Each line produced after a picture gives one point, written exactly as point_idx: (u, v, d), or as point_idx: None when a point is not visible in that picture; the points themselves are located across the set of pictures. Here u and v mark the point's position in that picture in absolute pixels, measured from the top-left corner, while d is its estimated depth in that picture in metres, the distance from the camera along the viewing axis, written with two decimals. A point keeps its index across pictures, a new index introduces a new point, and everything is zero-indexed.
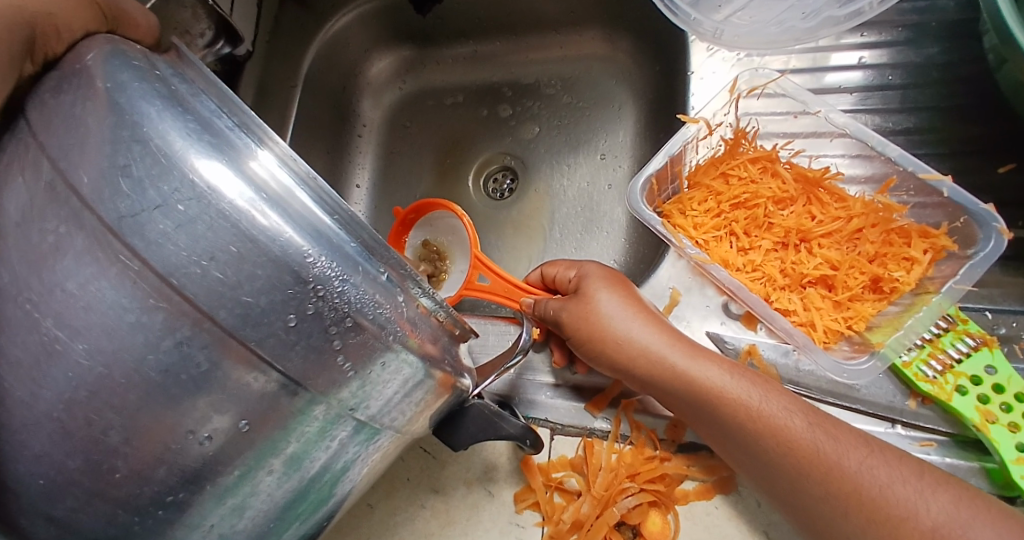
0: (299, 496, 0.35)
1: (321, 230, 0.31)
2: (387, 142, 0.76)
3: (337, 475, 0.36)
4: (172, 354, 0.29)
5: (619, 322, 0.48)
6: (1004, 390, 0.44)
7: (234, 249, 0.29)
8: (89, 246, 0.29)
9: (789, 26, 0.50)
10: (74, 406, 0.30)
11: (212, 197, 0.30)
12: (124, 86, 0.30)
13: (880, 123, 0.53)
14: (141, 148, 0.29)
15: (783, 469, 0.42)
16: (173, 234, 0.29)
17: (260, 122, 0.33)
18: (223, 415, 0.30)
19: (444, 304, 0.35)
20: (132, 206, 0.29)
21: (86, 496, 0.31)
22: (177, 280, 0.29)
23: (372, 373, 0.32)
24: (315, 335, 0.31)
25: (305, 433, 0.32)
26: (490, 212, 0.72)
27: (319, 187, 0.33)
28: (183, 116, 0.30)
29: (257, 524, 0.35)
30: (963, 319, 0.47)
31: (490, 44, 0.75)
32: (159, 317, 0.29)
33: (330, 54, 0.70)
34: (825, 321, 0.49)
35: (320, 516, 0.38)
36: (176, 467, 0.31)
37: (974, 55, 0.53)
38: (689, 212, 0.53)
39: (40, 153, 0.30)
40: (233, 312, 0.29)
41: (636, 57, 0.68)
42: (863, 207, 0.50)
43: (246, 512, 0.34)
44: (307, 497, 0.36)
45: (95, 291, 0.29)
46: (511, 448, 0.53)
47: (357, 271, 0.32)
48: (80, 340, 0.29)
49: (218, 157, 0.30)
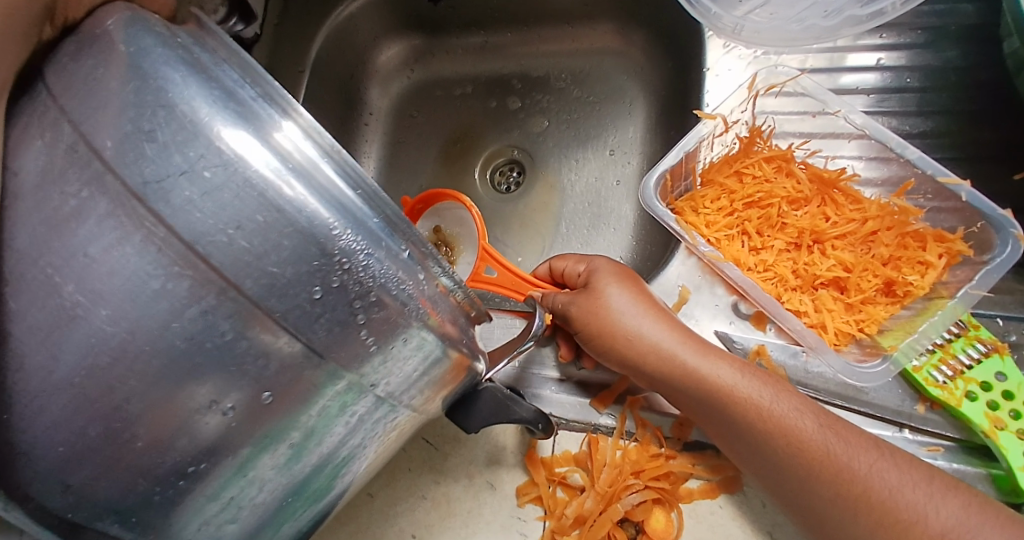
0: (303, 483, 0.34)
1: (345, 203, 0.30)
2: (394, 131, 0.76)
3: (338, 467, 0.35)
4: (197, 323, 0.28)
5: (629, 317, 0.47)
6: (1014, 397, 0.45)
7: (261, 219, 0.28)
8: (113, 209, 0.27)
9: (809, 24, 0.51)
10: (95, 372, 0.28)
11: (238, 164, 0.29)
12: (147, 51, 0.30)
13: (896, 125, 0.53)
14: (167, 113, 0.28)
15: (793, 472, 0.42)
16: (198, 201, 0.28)
17: (284, 92, 0.31)
18: (243, 388, 0.29)
19: (462, 284, 0.35)
20: (156, 172, 0.27)
21: (102, 468, 0.29)
22: (202, 248, 0.27)
23: (394, 349, 0.32)
24: (339, 308, 0.30)
25: (326, 408, 0.31)
26: (496, 206, 0.72)
27: (343, 160, 0.31)
28: (208, 83, 0.30)
29: (261, 509, 0.33)
30: (975, 325, 0.48)
31: (500, 35, 0.75)
32: (185, 285, 0.27)
33: (341, 37, 0.69)
34: (836, 323, 0.49)
35: (317, 511, 0.37)
36: (196, 439, 0.29)
37: (992, 60, 0.54)
38: (701, 210, 0.54)
39: (60, 115, 0.29)
40: (260, 282, 0.28)
41: (650, 53, 0.68)
42: (878, 209, 0.51)
43: (249, 497, 0.32)
44: (307, 489, 0.35)
45: (118, 257, 0.27)
46: (517, 434, 0.53)
47: (379, 246, 0.31)
48: (103, 306, 0.27)
49: (243, 126, 0.29)
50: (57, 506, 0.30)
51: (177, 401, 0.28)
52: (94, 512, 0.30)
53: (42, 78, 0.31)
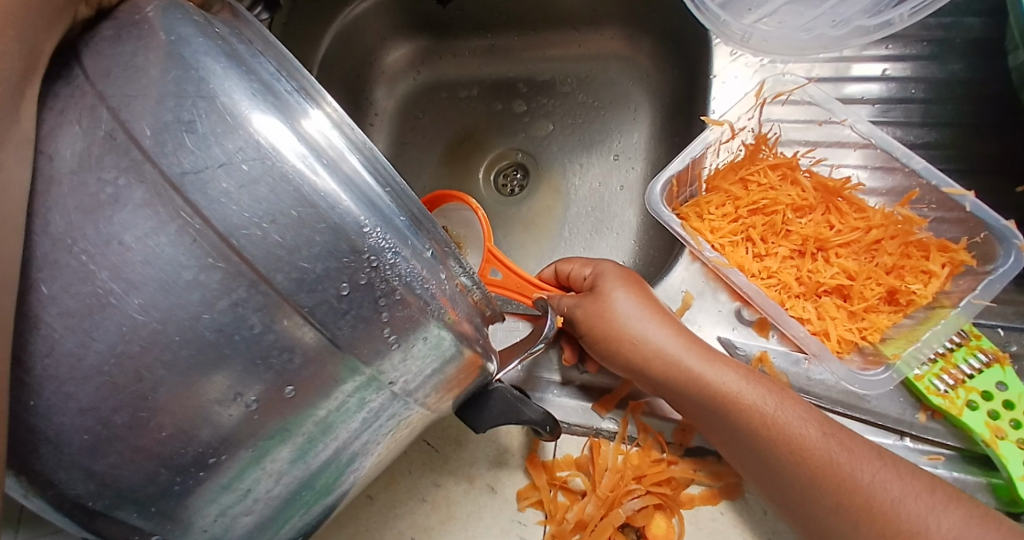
0: (309, 480, 0.34)
1: (374, 200, 0.30)
2: (399, 131, 0.76)
3: (342, 467, 0.35)
4: (226, 315, 0.28)
5: (635, 321, 0.47)
6: (1014, 407, 0.45)
7: (295, 213, 0.28)
8: (149, 199, 0.27)
9: (818, 33, 0.51)
10: (126, 360, 0.27)
11: (274, 158, 0.28)
12: (188, 40, 0.29)
13: (901, 135, 0.54)
14: (207, 104, 0.28)
15: (797, 480, 0.42)
16: (235, 194, 0.28)
17: (320, 87, 0.32)
18: (258, 381, 0.29)
19: (478, 284, 0.35)
20: (195, 163, 0.27)
21: (129, 453, 0.29)
22: (236, 240, 0.27)
23: (414, 347, 0.31)
24: (365, 304, 0.30)
25: (342, 402, 0.31)
26: (499, 208, 0.72)
27: (373, 157, 0.32)
28: (246, 75, 0.30)
29: (269, 506, 0.33)
30: (976, 335, 0.48)
31: (506, 38, 0.75)
32: (217, 277, 0.27)
33: (348, 37, 0.70)
34: (839, 331, 0.49)
35: (319, 512, 0.37)
36: (216, 427, 0.29)
37: (997, 75, 0.54)
38: (707, 216, 0.54)
39: (97, 101, 0.28)
40: (290, 276, 0.28)
41: (656, 59, 0.69)
42: (882, 218, 0.51)
43: (253, 496, 0.32)
44: (312, 487, 0.34)
45: (153, 246, 0.27)
46: (521, 435, 0.53)
47: (406, 245, 0.31)
48: (137, 295, 0.27)
49: (280, 119, 0.29)
50: (82, 493, 0.29)
51: (199, 390, 0.28)
52: (115, 500, 0.30)
53: (76, 62, 0.30)
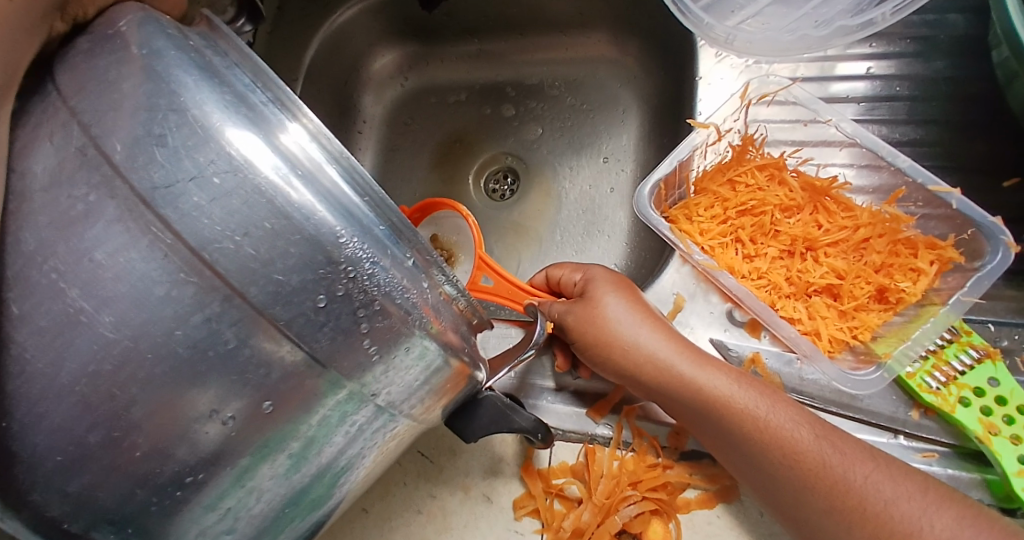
0: (300, 493, 0.34)
1: (351, 210, 0.30)
2: (387, 138, 0.76)
3: (339, 473, 0.34)
4: (200, 331, 0.27)
5: (626, 326, 0.47)
6: (1006, 402, 0.45)
7: (269, 225, 0.28)
8: (120, 215, 0.27)
9: (802, 34, 0.51)
10: (98, 379, 0.27)
11: (247, 170, 0.28)
12: (161, 53, 0.29)
13: (887, 133, 0.54)
14: (178, 117, 0.28)
15: (790, 483, 0.41)
16: (207, 207, 0.27)
17: (295, 97, 0.31)
18: (242, 397, 0.28)
19: (464, 293, 0.35)
20: (166, 177, 0.27)
21: (105, 472, 0.28)
22: (208, 255, 0.27)
23: (395, 358, 0.31)
24: (344, 317, 0.29)
25: (326, 417, 0.31)
26: (489, 213, 0.72)
27: (351, 165, 0.31)
28: (219, 87, 0.29)
29: (259, 519, 0.33)
30: (966, 330, 0.48)
31: (494, 42, 0.75)
32: (189, 291, 0.27)
33: (335, 45, 0.69)
34: (830, 330, 0.49)
35: (315, 518, 0.37)
36: (196, 448, 0.29)
37: (982, 72, 0.54)
38: (695, 218, 0.54)
39: (69, 117, 0.28)
40: (265, 289, 0.28)
41: (644, 61, 0.69)
42: (869, 217, 0.51)
43: (245, 510, 0.32)
44: (304, 498, 0.34)
45: (124, 262, 0.27)
46: (515, 443, 0.53)
47: (386, 254, 0.30)
48: (108, 312, 0.27)
49: (254, 131, 0.29)
50: (55, 514, 0.29)
51: (181, 406, 0.28)
52: (94, 519, 0.29)
53: (48, 77, 0.30)
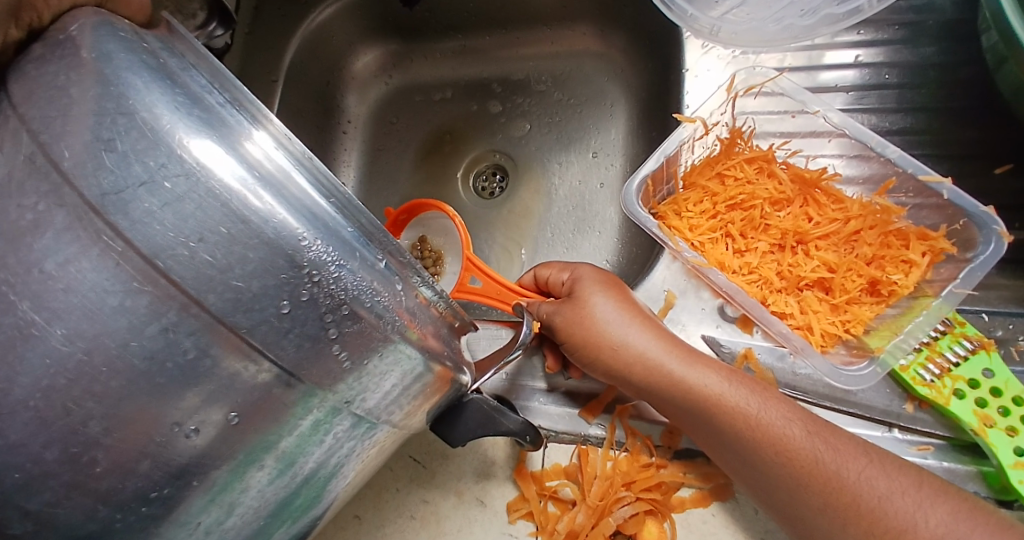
0: (290, 497, 0.35)
1: (317, 213, 0.31)
2: (373, 138, 0.75)
3: (326, 479, 0.36)
4: (158, 341, 0.28)
5: (613, 326, 0.46)
6: (1001, 394, 0.44)
7: (224, 230, 0.29)
8: (69, 223, 0.28)
9: (787, 23, 0.51)
10: (51, 394, 0.28)
11: (201, 174, 0.29)
12: (110, 56, 0.30)
13: (876, 122, 0.54)
14: (126, 121, 0.29)
15: (781, 481, 0.41)
16: (158, 212, 0.28)
17: (253, 100, 0.33)
18: (214, 407, 0.30)
19: (443, 296, 0.36)
20: (115, 183, 0.28)
21: (64, 490, 0.30)
22: (163, 262, 0.28)
23: (369, 365, 0.32)
24: (310, 322, 0.30)
25: (300, 428, 0.32)
26: (479, 211, 0.71)
27: (315, 168, 0.33)
28: (172, 89, 0.30)
29: (247, 522, 0.34)
30: (960, 321, 0.47)
31: (479, 38, 0.74)
32: (144, 301, 0.28)
33: (315, 46, 0.68)
34: (822, 324, 0.48)
35: (305, 523, 0.38)
36: (161, 461, 0.30)
37: (971, 57, 0.53)
38: (685, 213, 0.53)
39: (19, 124, 0.29)
40: (224, 296, 0.28)
41: (630, 54, 0.68)
42: (860, 208, 0.50)
43: (236, 510, 0.33)
44: (293, 503, 0.36)
45: (75, 271, 0.28)
46: (507, 446, 0.52)
47: (354, 257, 0.31)
48: (60, 325, 0.28)
49: (208, 134, 0.30)
50: (18, 532, 0.31)
51: (150, 412, 0.29)
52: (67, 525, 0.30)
53: (4, 87, 0.31)
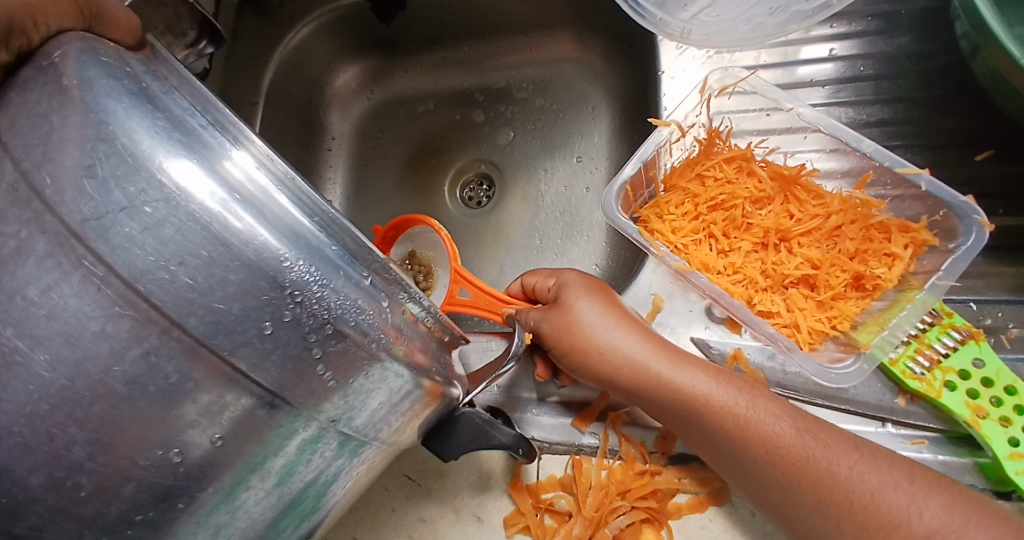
0: (282, 515, 0.35)
1: (300, 232, 0.31)
2: (358, 153, 0.75)
3: (319, 495, 0.36)
4: (139, 365, 0.28)
5: (600, 331, 0.46)
6: (993, 384, 0.44)
7: (205, 253, 0.29)
8: (52, 250, 0.28)
9: (757, 22, 0.51)
10: (36, 419, 0.29)
11: (180, 198, 0.29)
12: (91, 82, 0.30)
13: (853, 116, 0.54)
14: (107, 146, 0.29)
15: (774, 480, 0.41)
16: (139, 237, 0.28)
17: (236, 120, 0.33)
18: (196, 429, 0.30)
19: (433, 311, 0.36)
20: (96, 209, 0.28)
21: (50, 512, 0.30)
22: (143, 286, 0.28)
23: (355, 383, 0.32)
24: (293, 343, 0.30)
25: (288, 449, 0.32)
26: (466, 222, 0.72)
27: (298, 188, 0.33)
28: (153, 113, 0.30)
29: None
30: (948, 312, 0.47)
31: (459, 49, 0.74)
32: (125, 325, 0.28)
33: (294, 65, 0.69)
34: (809, 321, 0.48)
35: None
36: (145, 484, 0.30)
37: (946, 44, 0.54)
38: (667, 217, 0.53)
39: (3, 152, 0.30)
40: (204, 319, 0.29)
41: (609, 58, 0.68)
42: (841, 203, 0.50)
43: (226, 531, 0.33)
44: (290, 515, 0.35)
45: (58, 298, 0.28)
46: (503, 459, 0.52)
47: (338, 274, 0.31)
48: (42, 351, 0.28)
49: (188, 157, 0.30)
50: None
51: (133, 432, 0.29)
52: None
53: None
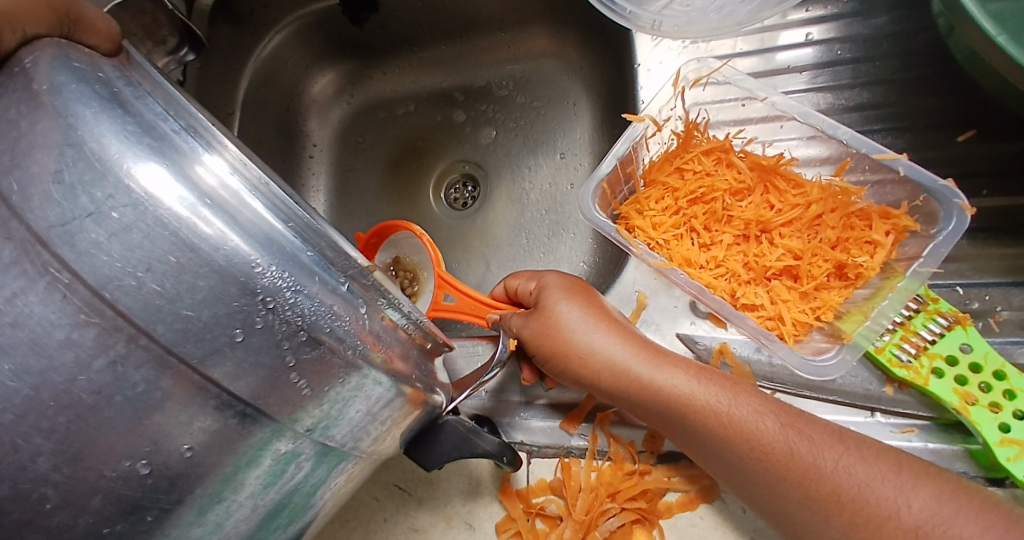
0: (261, 527, 0.34)
1: (273, 237, 0.30)
2: (340, 159, 0.75)
3: (300, 505, 0.35)
4: (105, 375, 0.28)
5: (581, 333, 0.46)
6: (981, 369, 0.44)
7: (174, 259, 0.28)
8: (17, 257, 0.27)
9: (729, 11, 0.51)
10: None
11: (149, 204, 0.28)
12: (60, 87, 0.29)
13: (832, 101, 0.54)
14: (74, 151, 0.28)
15: (760, 478, 0.40)
16: (106, 243, 0.27)
17: (209, 125, 0.32)
18: (166, 440, 0.29)
19: (412, 317, 0.35)
20: (62, 215, 0.27)
21: (17, 526, 0.29)
22: (109, 293, 0.27)
23: (331, 392, 0.31)
24: (266, 350, 0.29)
25: (264, 460, 0.31)
26: (450, 225, 0.71)
27: (272, 193, 0.32)
28: (122, 117, 0.29)
29: None
30: (933, 298, 0.46)
31: (438, 48, 0.74)
32: (91, 333, 0.27)
33: (268, 74, 0.69)
34: (792, 313, 0.48)
35: None
36: (113, 496, 0.29)
37: (924, 23, 0.53)
38: (647, 212, 0.52)
39: None
40: (172, 326, 0.28)
41: (587, 53, 0.68)
42: (820, 192, 0.50)
43: None
44: (271, 526, 0.34)
45: (22, 306, 0.27)
46: (491, 465, 0.51)
47: (313, 280, 0.30)
48: (5, 360, 0.27)
49: (157, 161, 0.29)
50: None
51: (103, 441, 0.28)
52: None
53: None
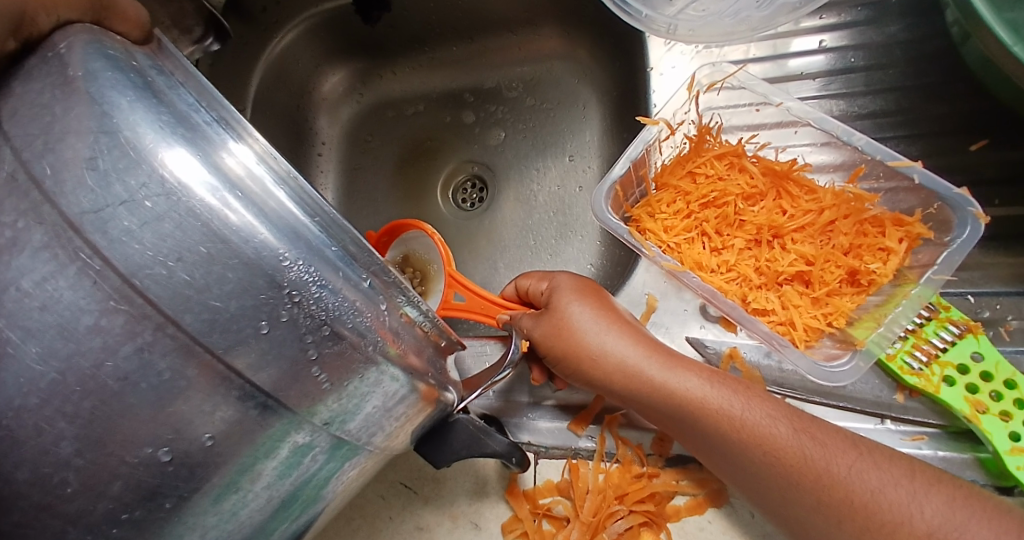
0: (273, 518, 0.34)
1: (299, 230, 0.30)
2: (349, 158, 0.75)
3: (314, 497, 0.35)
4: (132, 362, 0.28)
5: (592, 335, 0.46)
6: (992, 377, 0.44)
7: (204, 250, 0.28)
8: (47, 242, 0.28)
9: (744, 16, 0.51)
10: (23, 413, 0.28)
11: (181, 193, 0.28)
12: (96, 74, 0.29)
13: (845, 107, 0.54)
14: (108, 140, 0.28)
15: (773, 482, 0.40)
16: (138, 231, 0.28)
17: (240, 118, 0.32)
18: (188, 428, 0.29)
19: (431, 314, 0.34)
20: (95, 201, 0.28)
21: (35, 509, 0.29)
22: (139, 281, 0.27)
23: (350, 386, 0.31)
24: (289, 343, 0.29)
25: (282, 451, 0.31)
26: (459, 224, 0.72)
27: (300, 187, 0.32)
28: (157, 107, 0.30)
29: None
30: (944, 306, 0.46)
31: (449, 48, 0.75)
32: (119, 320, 0.27)
33: (280, 72, 0.70)
34: (804, 319, 0.48)
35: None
36: (133, 482, 0.29)
37: (938, 31, 0.54)
38: (658, 215, 0.53)
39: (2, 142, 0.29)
40: (200, 316, 0.28)
41: (597, 55, 0.68)
42: (833, 198, 0.50)
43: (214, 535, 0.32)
44: (285, 517, 0.35)
45: (52, 290, 0.27)
46: (498, 465, 0.51)
47: (337, 275, 0.31)
48: (34, 343, 0.28)
49: (189, 152, 0.29)
50: None
51: (125, 427, 0.28)
52: None
53: None
